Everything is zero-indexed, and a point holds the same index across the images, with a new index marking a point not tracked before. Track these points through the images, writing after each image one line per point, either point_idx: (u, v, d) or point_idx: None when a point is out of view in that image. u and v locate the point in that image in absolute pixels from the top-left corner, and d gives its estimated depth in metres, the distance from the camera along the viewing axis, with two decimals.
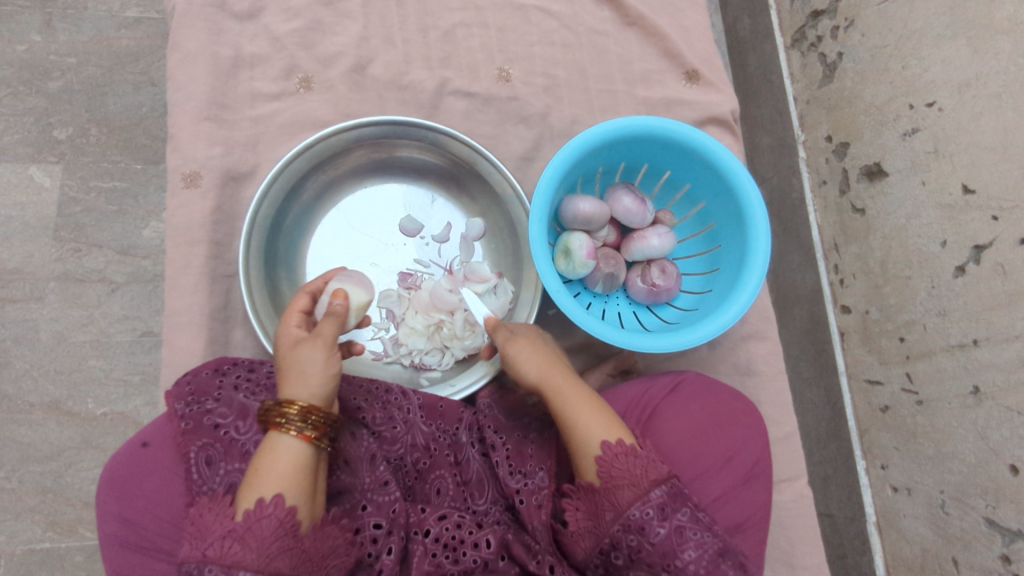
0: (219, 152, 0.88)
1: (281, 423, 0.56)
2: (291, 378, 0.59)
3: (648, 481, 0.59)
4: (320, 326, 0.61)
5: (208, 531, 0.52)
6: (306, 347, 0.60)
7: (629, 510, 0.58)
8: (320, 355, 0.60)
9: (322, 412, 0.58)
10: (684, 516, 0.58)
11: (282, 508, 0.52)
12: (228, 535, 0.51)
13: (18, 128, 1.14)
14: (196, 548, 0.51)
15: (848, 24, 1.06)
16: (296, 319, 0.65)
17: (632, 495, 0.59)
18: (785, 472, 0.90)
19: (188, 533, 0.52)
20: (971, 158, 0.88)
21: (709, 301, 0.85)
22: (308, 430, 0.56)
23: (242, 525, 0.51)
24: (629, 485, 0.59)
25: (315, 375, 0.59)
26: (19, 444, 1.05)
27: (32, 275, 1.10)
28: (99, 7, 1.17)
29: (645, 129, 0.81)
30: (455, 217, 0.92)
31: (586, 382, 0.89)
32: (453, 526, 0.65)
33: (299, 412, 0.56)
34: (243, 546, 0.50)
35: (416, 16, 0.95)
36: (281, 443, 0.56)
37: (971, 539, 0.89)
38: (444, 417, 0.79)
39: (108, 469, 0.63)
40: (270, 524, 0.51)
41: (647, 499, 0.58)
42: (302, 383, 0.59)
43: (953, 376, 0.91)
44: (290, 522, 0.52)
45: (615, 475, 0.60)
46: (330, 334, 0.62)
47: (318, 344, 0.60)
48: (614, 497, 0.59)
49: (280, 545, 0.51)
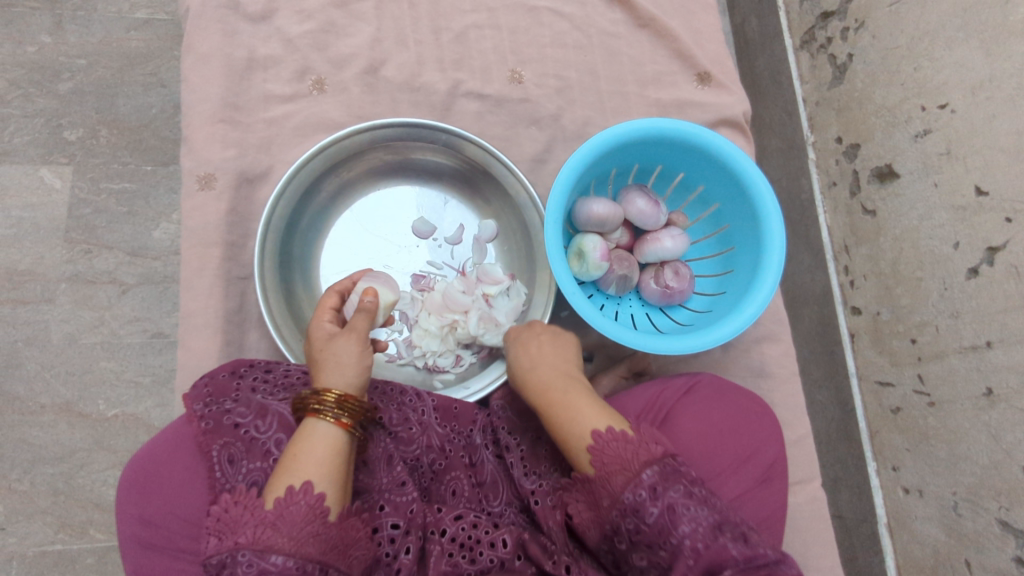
0: (234, 154, 0.89)
1: (318, 410, 0.58)
2: (326, 369, 0.62)
3: (639, 463, 0.57)
4: (354, 320, 0.64)
5: (238, 521, 0.53)
6: (341, 340, 0.63)
7: (623, 495, 0.57)
8: (356, 348, 0.63)
9: (356, 401, 0.60)
10: (677, 493, 0.55)
11: (311, 494, 0.53)
12: (260, 523, 0.52)
13: (28, 129, 1.14)
14: (228, 538, 0.52)
15: (859, 26, 1.06)
16: (328, 317, 0.67)
17: (624, 479, 0.57)
18: (798, 474, 0.90)
19: (217, 528, 0.53)
20: (984, 159, 0.88)
21: (723, 302, 0.85)
22: (344, 417, 0.59)
23: (273, 512, 0.52)
24: (621, 470, 0.58)
25: (352, 365, 0.62)
26: (31, 445, 1.05)
27: (43, 277, 1.10)
28: (108, 9, 1.17)
29: (659, 131, 0.81)
30: (468, 219, 0.93)
31: (600, 384, 0.89)
32: (469, 525, 0.66)
33: (335, 399, 0.59)
34: (276, 531, 0.52)
35: (428, 18, 0.95)
36: (319, 428, 0.58)
37: (983, 540, 0.89)
38: (458, 419, 0.79)
39: (128, 469, 0.64)
40: (300, 510, 0.53)
41: (639, 481, 0.56)
42: (338, 373, 0.62)
43: (966, 377, 0.91)
44: (320, 507, 0.53)
45: (607, 462, 0.58)
46: (362, 327, 0.65)
47: (352, 337, 0.63)
48: (608, 484, 0.58)
49: (311, 530, 0.52)
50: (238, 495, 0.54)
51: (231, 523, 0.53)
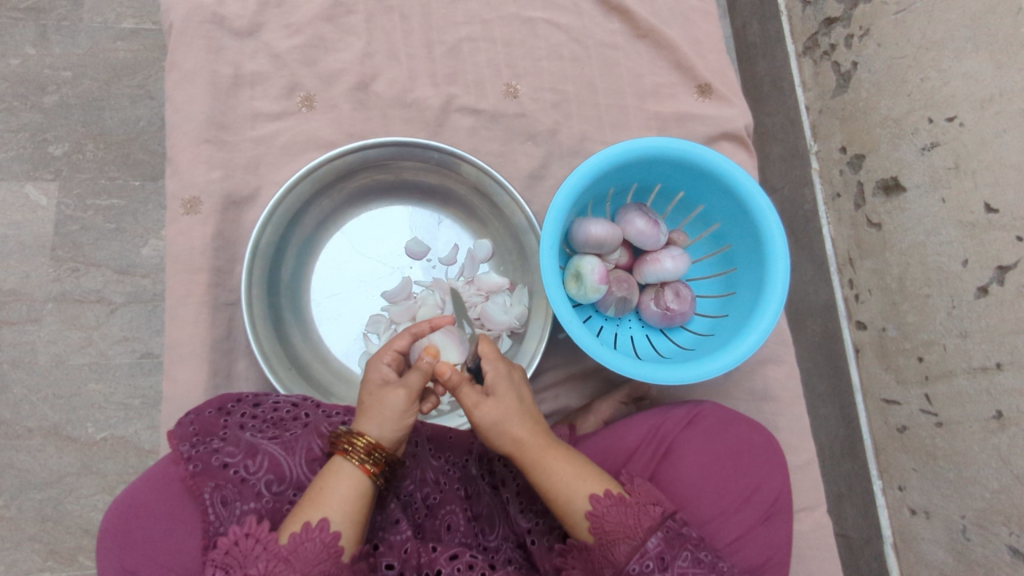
0: (219, 176, 0.86)
1: (347, 449, 0.58)
2: (368, 414, 0.60)
3: (643, 531, 0.58)
4: (409, 376, 0.61)
5: (248, 554, 0.52)
6: (391, 391, 0.61)
7: (628, 565, 0.56)
8: (402, 404, 0.60)
9: (385, 451, 0.59)
10: (685, 562, 0.57)
11: (326, 532, 0.53)
12: (273, 556, 0.51)
13: (13, 145, 1.11)
14: (236, 571, 0.51)
15: (863, 34, 1.03)
16: (389, 359, 0.63)
17: (629, 548, 0.57)
18: (803, 500, 0.88)
19: (223, 560, 0.52)
20: (993, 176, 0.85)
21: (726, 326, 0.82)
22: (368, 463, 0.58)
23: (288, 547, 0.52)
24: (625, 539, 0.58)
25: (392, 420, 0.60)
26: (18, 471, 1.03)
27: (28, 297, 1.07)
28: (94, 18, 1.14)
29: (658, 151, 0.79)
30: (462, 238, 0.89)
31: (599, 409, 0.86)
32: (464, 566, 0.62)
33: (365, 444, 0.58)
34: (288, 566, 0.51)
35: (421, 30, 0.93)
36: (345, 467, 0.58)
37: (993, 566, 0.87)
38: (453, 449, 0.76)
39: (108, 514, 0.61)
40: (314, 547, 0.52)
41: (645, 551, 0.57)
42: (378, 421, 0.60)
43: (975, 399, 0.89)
44: (334, 547, 0.53)
45: (609, 529, 0.58)
46: (417, 383, 0.61)
47: (401, 391, 0.60)
48: (611, 554, 0.58)
49: (322, 569, 0.52)
50: (249, 527, 0.53)
51: (241, 555, 0.51)
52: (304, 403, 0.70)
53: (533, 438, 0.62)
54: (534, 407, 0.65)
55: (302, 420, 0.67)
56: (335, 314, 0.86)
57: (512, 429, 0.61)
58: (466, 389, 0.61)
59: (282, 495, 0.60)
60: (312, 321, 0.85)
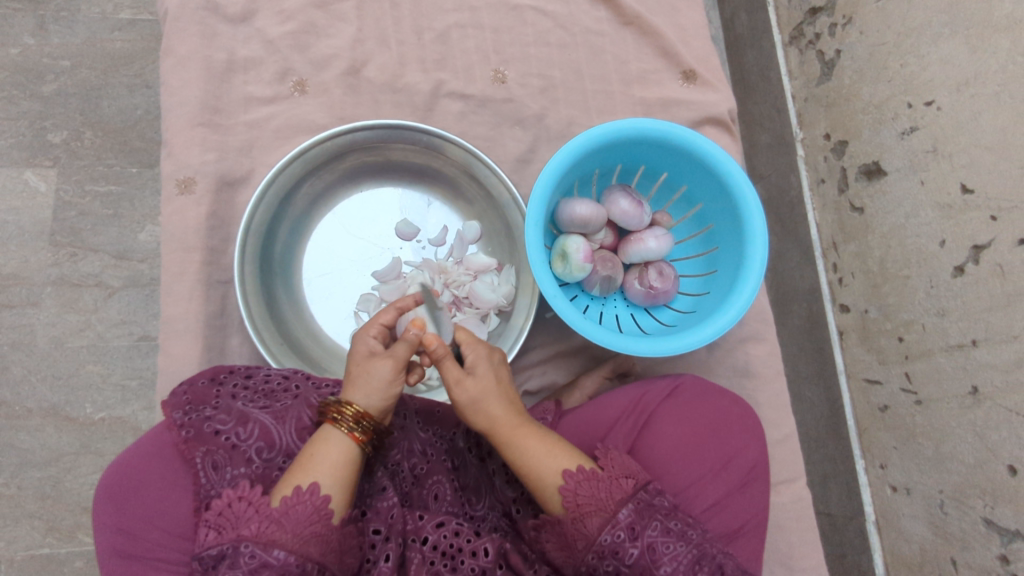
0: (213, 158, 0.88)
1: (336, 418, 0.60)
2: (357, 383, 0.62)
3: (614, 503, 0.60)
4: (396, 347, 0.62)
5: (241, 516, 0.54)
6: (378, 361, 0.62)
7: (600, 537, 0.59)
8: (388, 374, 0.62)
9: (372, 419, 0.61)
10: (655, 531, 0.59)
11: (316, 495, 0.55)
12: (264, 517, 0.53)
13: (13, 132, 1.13)
14: (229, 531, 0.53)
15: (846, 22, 1.05)
16: (375, 332, 0.65)
17: (601, 521, 0.59)
18: (784, 473, 0.90)
19: (217, 521, 0.54)
20: (968, 158, 0.88)
21: (707, 303, 0.84)
22: (357, 431, 0.60)
23: (279, 509, 0.54)
24: (597, 512, 0.59)
25: (377, 391, 0.61)
26: (18, 450, 1.05)
27: (27, 280, 1.10)
28: (91, 9, 1.17)
29: (641, 132, 0.81)
30: (451, 220, 0.92)
31: (584, 386, 0.88)
32: (450, 534, 0.64)
33: (354, 412, 0.60)
34: (280, 527, 0.53)
35: (411, 18, 0.95)
36: (335, 435, 0.59)
37: (969, 539, 0.89)
38: (441, 423, 0.78)
39: (103, 478, 0.63)
40: (305, 510, 0.54)
41: (616, 522, 0.59)
42: (364, 390, 0.62)
43: (952, 376, 0.91)
44: (325, 509, 0.55)
45: (581, 503, 0.60)
46: (403, 354, 0.63)
47: (388, 361, 0.62)
48: (584, 526, 0.59)
49: (313, 530, 0.54)
50: (242, 491, 0.55)
51: (234, 517, 0.53)
52: (294, 375, 0.72)
53: (507, 414, 0.64)
54: (511, 387, 0.67)
55: (292, 392, 0.69)
56: (326, 293, 0.88)
57: (489, 408, 0.64)
58: (449, 364, 0.63)
59: (271, 462, 0.62)
60: (304, 299, 0.88)
